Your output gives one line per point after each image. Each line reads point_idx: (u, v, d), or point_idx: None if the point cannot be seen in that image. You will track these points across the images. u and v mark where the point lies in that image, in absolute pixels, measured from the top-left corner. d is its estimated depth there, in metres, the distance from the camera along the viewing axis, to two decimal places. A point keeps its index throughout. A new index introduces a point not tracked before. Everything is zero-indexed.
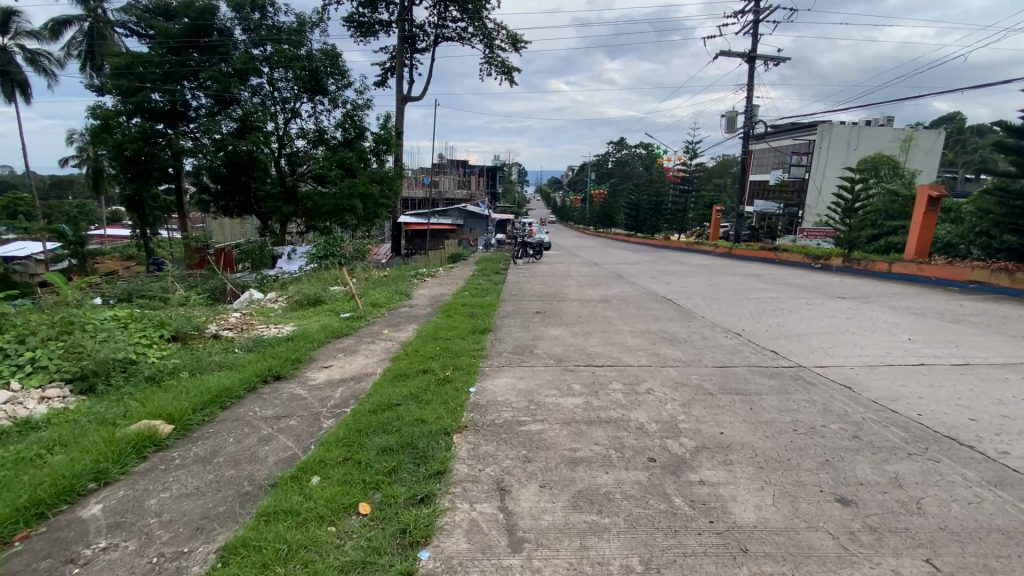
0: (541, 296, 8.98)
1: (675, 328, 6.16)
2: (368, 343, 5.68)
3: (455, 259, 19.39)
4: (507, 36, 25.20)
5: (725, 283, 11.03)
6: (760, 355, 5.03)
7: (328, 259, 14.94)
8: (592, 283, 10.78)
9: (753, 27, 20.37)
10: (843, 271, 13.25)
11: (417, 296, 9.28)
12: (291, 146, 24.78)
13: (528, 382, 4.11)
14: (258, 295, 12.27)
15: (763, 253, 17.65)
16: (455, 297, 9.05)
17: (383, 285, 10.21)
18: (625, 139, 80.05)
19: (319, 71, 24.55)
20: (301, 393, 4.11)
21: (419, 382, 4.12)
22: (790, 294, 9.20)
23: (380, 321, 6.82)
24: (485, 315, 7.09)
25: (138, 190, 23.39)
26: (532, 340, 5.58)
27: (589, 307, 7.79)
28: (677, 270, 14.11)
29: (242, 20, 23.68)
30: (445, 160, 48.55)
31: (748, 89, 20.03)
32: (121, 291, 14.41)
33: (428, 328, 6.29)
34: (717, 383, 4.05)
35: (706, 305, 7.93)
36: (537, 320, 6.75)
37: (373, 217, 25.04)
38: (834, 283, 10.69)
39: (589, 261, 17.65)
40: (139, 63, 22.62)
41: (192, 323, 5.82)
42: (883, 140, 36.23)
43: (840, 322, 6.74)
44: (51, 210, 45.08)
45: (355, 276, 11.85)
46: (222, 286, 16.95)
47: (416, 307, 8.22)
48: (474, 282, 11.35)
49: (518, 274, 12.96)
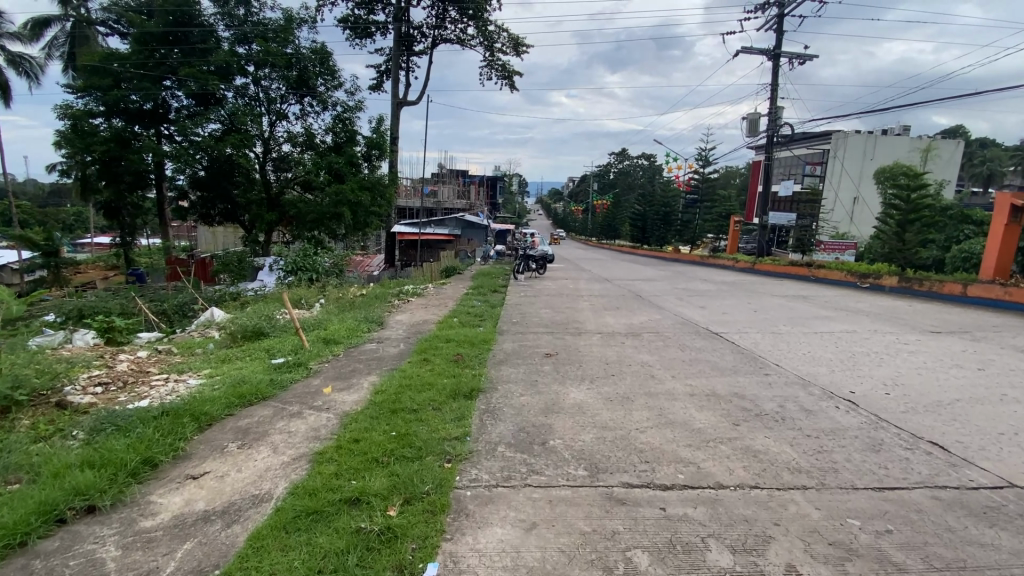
0: (550, 326, 7.08)
1: (755, 393, 4.17)
2: (293, 416, 3.70)
3: (448, 272, 17.37)
4: (509, 38, 23.58)
5: (772, 306, 9.13)
6: (927, 458, 3.05)
7: (298, 275, 13.25)
8: (609, 307, 8.80)
9: (777, 23, 18.62)
10: (898, 293, 11.34)
11: (392, 326, 7.28)
12: (278, 149, 22.73)
13: (545, 540, 2.13)
14: (214, 316, 10.37)
15: (794, 269, 15.77)
16: (441, 326, 7.12)
17: (352, 310, 8.27)
18: (626, 151, 78.83)
19: (307, 71, 22.75)
20: (103, 564, 2.15)
21: (339, 539, 2.14)
22: (865, 326, 7.18)
23: (330, 369, 4.88)
24: (476, 358, 5.15)
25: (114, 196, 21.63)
26: (544, 415, 3.58)
27: (614, 346, 5.79)
28: (703, 288, 12.24)
29: (226, 15, 21.94)
30: (444, 169, 46.91)
31: (774, 89, 18.26)
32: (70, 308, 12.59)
33: (391, 384, 4.30)
34: (914, 556, 2.10)
35: (772, 346, 5.91)
36: (548, 370, 4.76)
37: (364, 226, 23.12)
38: (904, 309, 8.82)
39: (598, 277, 15.65)
40: (115, 60, 20.86)
41: (28, 384, 3.84)
42: (901, 149, 34.42)
43: (978, 377, 4.78)
44: (44, 216, 43.75)
45: (327, 295, 9.98)
46: (192, 301, 15.06)
47: (387, 341, 6.27)
48: (467, 303, 9.49)
49: (519, 294, 10.99)
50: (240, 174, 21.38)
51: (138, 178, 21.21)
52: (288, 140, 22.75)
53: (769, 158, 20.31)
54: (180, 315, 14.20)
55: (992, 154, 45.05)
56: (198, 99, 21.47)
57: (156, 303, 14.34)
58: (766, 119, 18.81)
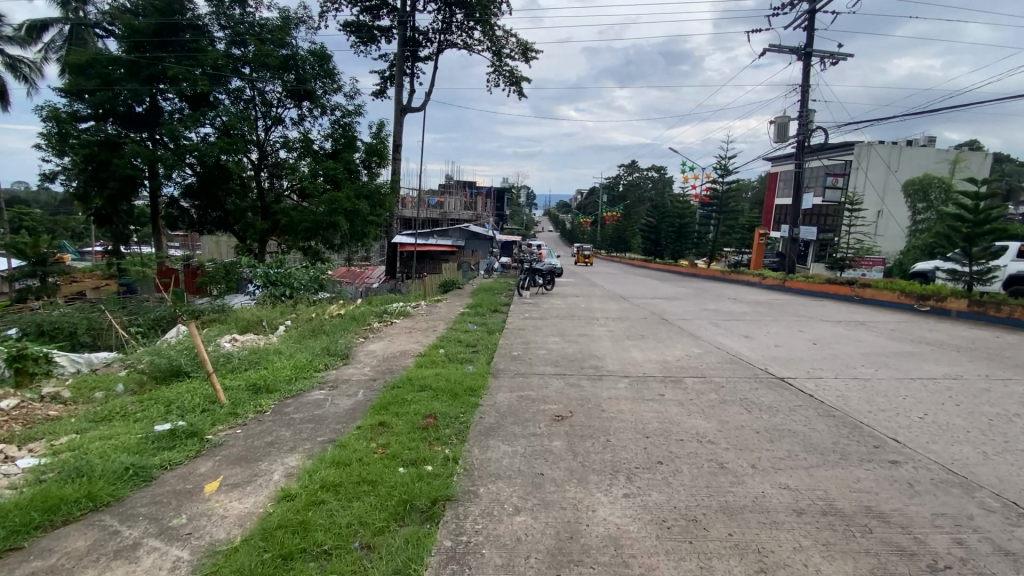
0: (562, 362, 5.54)
1: (902, 513, 2.57)
2: (117, 559, 2.17)
3: (446, 287, 15.87)
4: (519, 43, 22.20)
5: (831, 335, 7.54)
6: None
7: (278, 289, 11.74)
8: (632, 336, 7.17)
9: (808, 20, 17.07)
10: (968, 318, 9.67)
11: (360, 360, 5.69)
12: (273, 155, 21.35)
13: None
14: (175, 337, 8.82)
15: (832, 287, 14.12)
16: (421, 360, 5.54)
17: (315, 338, 6.73)
18: (636, 164, 77.24)
19: (305, 74, 21.25)
20: None
21: None
22: (972, 370, 5.51)
23: (239, 444, 3.34)
24: (455, 424, 3.56)
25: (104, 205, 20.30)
26: (551, 572, 1.99)
27: (652, 401, 4.16)
28: (733, 309, 10.70)
29: (220, 16, 20.47)
30: (451, 180, 45.67)
31: (805, 90, 16.72)
32: (29, 321, 11.04)
33: (311, 481, 2.74)
34: None
35: (869, 404, 4.29)
36: (560, 449, 3.14)
37: (361, 236, 21.69)
38: (994, 342, 7.21)
39: (612, 294, 14.13)
40: (102, 62, 19.42)
41: None
42: (929, 161, 32.40)
43: None
44: (52, 223, 43.02)
45: (299, 317, 8.40)
46: (172, 315, 13.26)
47: (344, 385, 4.69)
48: (462, 327, 7.95)
49: (523, 316, 9.42)
50: (232, 181, 20.01)
51: (126, 183, 19.64)
52: (284, 146, 21.34)
53: (797, 167, 18.69)
54: (156, 330, 12.60)
55: (1012, 168, 42.97)
56: (191, 103, 20.00)
57: (131, 315, 12.79)
58: (797, 124, 17.23)
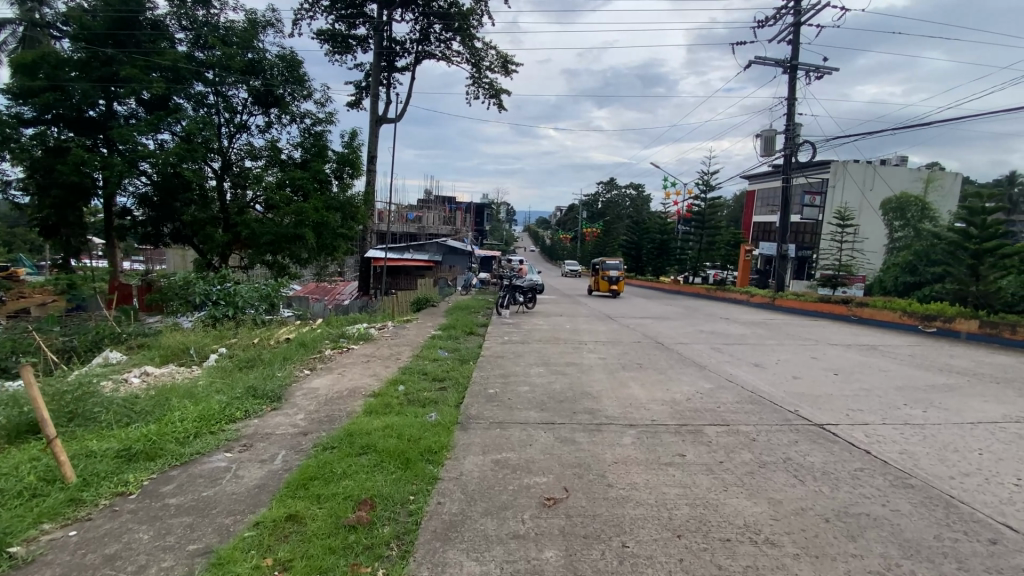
0: (545, 404, 4.48)
1: None
2: None
3: (419, 305, 14.74)
4: (499, 55, 21.47)
5: (848, 363, 6.67)
6: None
7: (226, 309, 10.38)
8: (627, 366, 6.15)
9: (793, 32, 16.65)
10: (980, 340, 8.97)
11: (295, 404, 4.50)
12: (238, 165, 19.78)
13: None
14: (98, 362, 7.44)
15: (826, 306, 13.44)
16: (371, 404, 4.38)
17: (246, 372, 5.49)
18: (615, 181, 77.37)
19: (273, 80, 19.19)
20: None
21: None
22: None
23: (57, 566, 2.18)
24: (399, 519, 2.46)
25: (52, 216, 17.94)
26: None
27: (670, 468, 3.11)
28: (730, 331, 9.83)
29: (182, 15, 18.18)
30: (431, 195, 44.25)
31: (792, 103, 16.30)
32: None
33: None
34: None
35: (944, 464, 3.34)
36: (553, 568, 2.08)
37: (330, 250, 20.26)
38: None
39: (598, 313, 13.23)
40: (43, 61, 16.74)
41: None
42: (904, 179, 32.69)
43: None
44: (8, 234, 40.21)
45: (237, 344, 7.07)
46: (110, 332, 11.25)
47: (258, 446, 3.51)
48: (431, 354, 6.82)
49: (501, 339, 8.34)
50: (192, 191, 18.30)
51: (72, 191, 17.09)
52: (249, 155, 19.89)
53: (784, 182, 18.22)
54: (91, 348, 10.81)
55: None
56: (149, 107, 17.74)
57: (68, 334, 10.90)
58: (783, 138, 16.78)
